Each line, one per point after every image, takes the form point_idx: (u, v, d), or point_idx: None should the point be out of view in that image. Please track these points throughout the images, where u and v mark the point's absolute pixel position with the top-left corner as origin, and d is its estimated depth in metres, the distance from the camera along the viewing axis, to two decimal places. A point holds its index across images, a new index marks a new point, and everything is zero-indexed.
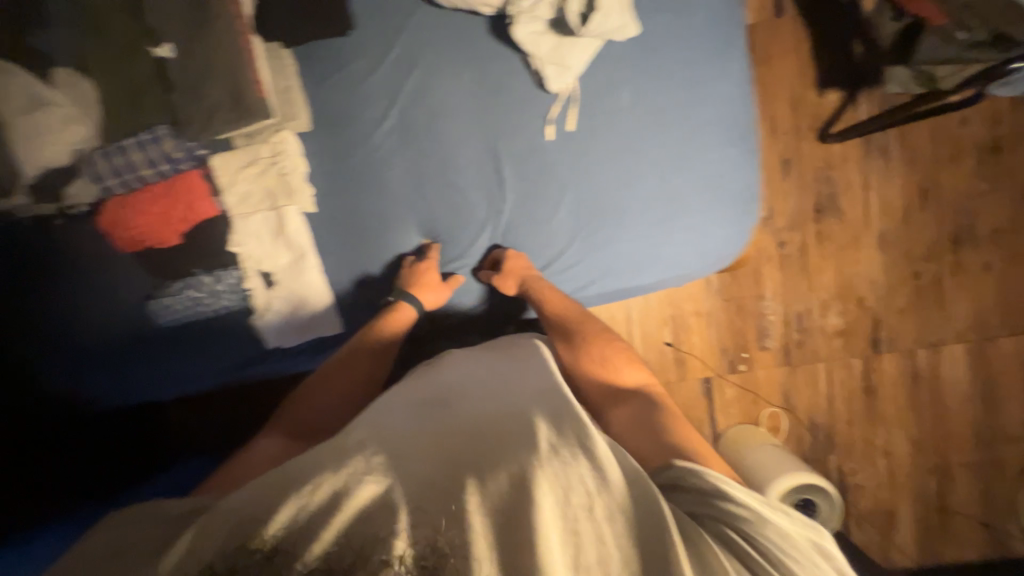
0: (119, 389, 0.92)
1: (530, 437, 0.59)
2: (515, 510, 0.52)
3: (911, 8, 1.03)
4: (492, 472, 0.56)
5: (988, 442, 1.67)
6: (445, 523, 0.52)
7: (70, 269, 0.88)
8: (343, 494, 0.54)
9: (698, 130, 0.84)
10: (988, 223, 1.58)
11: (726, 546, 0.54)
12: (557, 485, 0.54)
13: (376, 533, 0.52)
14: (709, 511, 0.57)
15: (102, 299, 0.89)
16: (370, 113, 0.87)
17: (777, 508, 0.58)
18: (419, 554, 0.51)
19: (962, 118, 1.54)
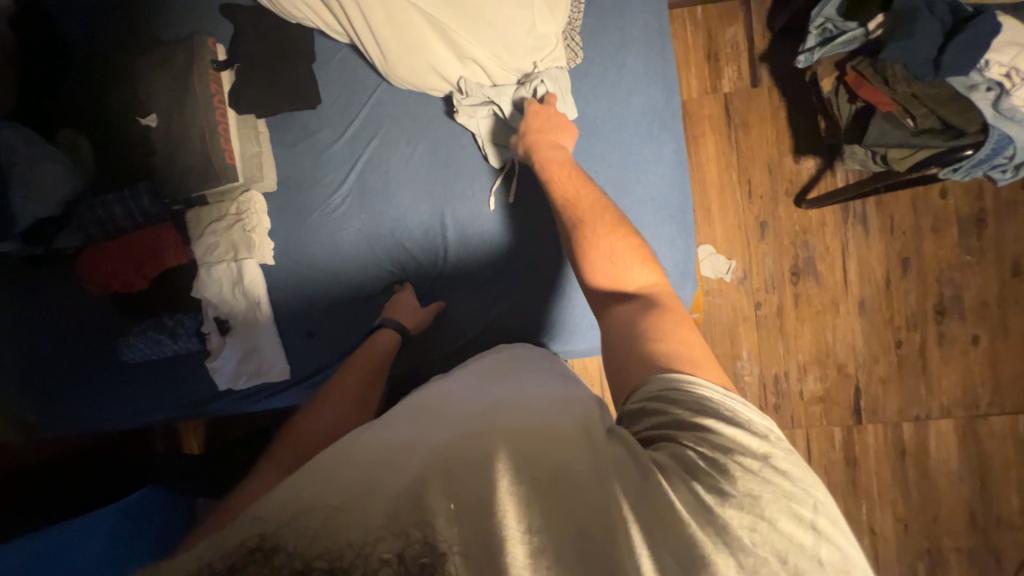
0: (80, 418, 0.97)
1: (498, 426, 0.50)
2: (488, 499, 0.42)
3: (863, 93, 1.05)
4: (456, 457, 0.46)
5: (982, 527, 1.57)
6: (407, 510, 0.41)
7: (49, 305, 0.96)
8: (293, 503, 0.42)
9: (633, 207, 0.87)
10: (974, 295, 1.54)
11: (678, 457, 0.47)
12: (530, 469, 0.45)
13: (332, 541, 0.39)
14: (678, 430, 0.49)
15: (77, 334, 0.97)
16: (331, 176, 0.95)
17: (743, 407, 0.51)
18: (383, 552, 0.38)
19: (943, 189, 1.53)
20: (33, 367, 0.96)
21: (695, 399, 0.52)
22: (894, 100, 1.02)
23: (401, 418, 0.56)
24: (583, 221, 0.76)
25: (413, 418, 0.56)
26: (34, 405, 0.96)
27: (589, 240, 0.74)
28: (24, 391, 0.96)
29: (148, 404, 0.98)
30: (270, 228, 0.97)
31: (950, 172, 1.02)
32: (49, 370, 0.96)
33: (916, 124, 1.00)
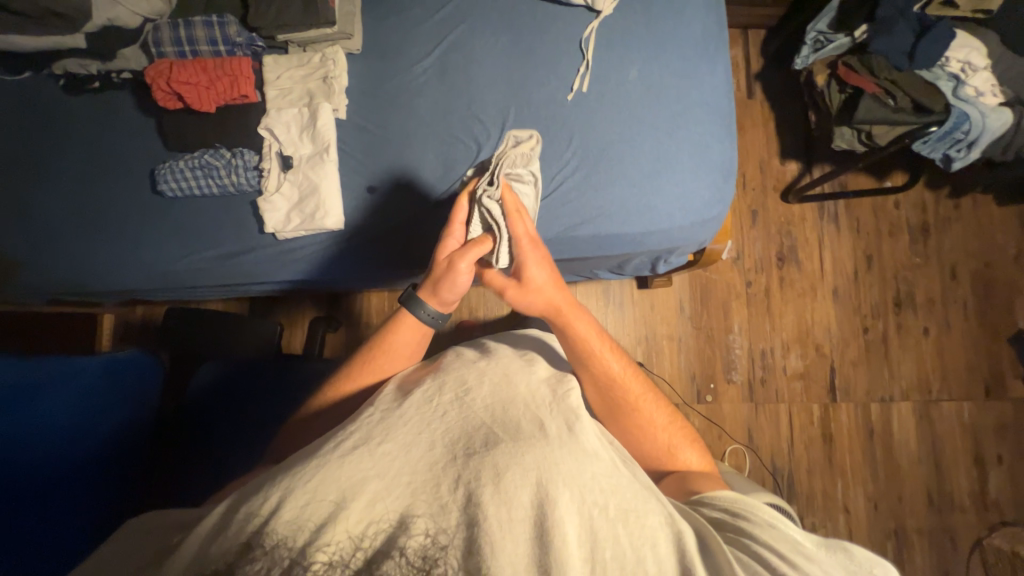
0: (115, 258, 0.97)
1: (545, 433, 0.57)
2: (538, 508, 0.49)
3: (852, 81, 1.29)
4: (507, 466, 0.52)
5: (940, 509, 1.69)
6: (454, 524, 0.49)
7: (106, 129, 0.98)
8: (349, 492, 0.49)
9: (690, 108, 0.99)
10: (923, 292, 1.79)
11: (742, 548, 0.53)
12: (575, 485, 0.52)
13: (382, 533, 0.48)
14: (749, 528, 0.55)
15: (131, 168, 0.98)
16: (415, 49, 1.01)
17: (836, 547, 0.53)
18: (422, 549, 0.47)
19: (896, 202, 1.82)
20: (80, 198, 0.97)
21: (777, 518, 0.56)
22: (879, 85, 1.26)
23: (436, 422, 0.59)
24: (630, 408, 0.76)
25: (447, 422, 0.59)
26: (76, 236, 0.97)
27: (633, 416, 0.75)
28: (64, 225, 0.97)
29: (188, 242, 0.96)
30: (347, 85, 0.99)
31: (922, 145, 1.30)
32: (95, 201, 0.97)
33: (896, 103, 1.24)
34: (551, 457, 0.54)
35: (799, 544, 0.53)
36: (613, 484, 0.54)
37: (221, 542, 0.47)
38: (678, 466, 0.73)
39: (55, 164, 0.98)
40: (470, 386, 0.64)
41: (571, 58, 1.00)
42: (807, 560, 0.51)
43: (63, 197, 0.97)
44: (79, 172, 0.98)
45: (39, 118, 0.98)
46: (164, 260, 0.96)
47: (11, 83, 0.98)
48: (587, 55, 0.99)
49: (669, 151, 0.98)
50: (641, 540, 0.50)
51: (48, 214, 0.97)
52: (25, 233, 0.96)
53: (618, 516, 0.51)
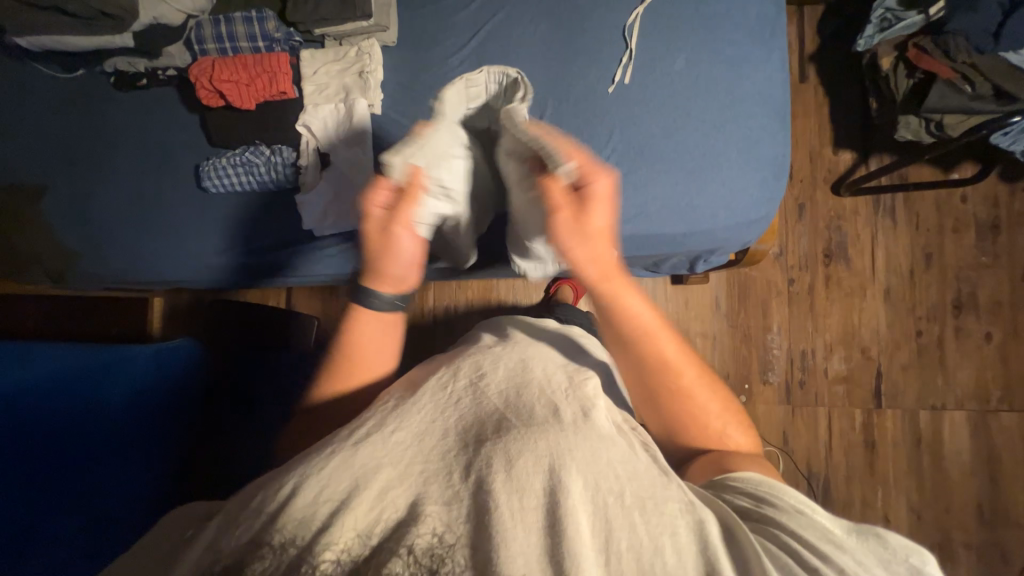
0: (162, 251, 1.01)
1: (557, 420, 0.58)
2: (549, 497, 0.51)
3: (923, 64, 1.18)
4: (519, 452, 0.54)
5: (991, 524, 1.59)
6: (466, 510, 0.51)
7: (153, 126, 1.01)
8: (364, 481, 0.52)
9: (741, 99, 0.93)
10: (988, 294, 1.65)
11: (767, 535, 0.53)
12: (587, 471, 0.53)
13: (399, 518, 0.51)
14: (774, 515, 0.55)
15: (176, 164, 1.01)
16: (451, 40, 0.98)
17: (868, 536, 0.53)
18: (429, 542, 0.49)
19: (964, 195, 1.67)
20: (128, 193, 1.01)
21: (803, 503, 0.57)
22: (954, 70, 1.14)
23: (450, 407, 0.62)
24: (678, 396, 0.72)
25: (461, 409, 0.62)
26: (127, 230, 1.02)
27: (682, 399, 0.72)
28: (115, 219, 1.02)
29: (230, 236, 0.99)
30: (382, 80, 0.98)
31: (1000, 137, 1.20)
32: (144, 195, 1.01)
33: (974, 90, 1.13)
34: (566, 443, 0.55)
35: (828, 532, 0.53)
36: (630, 471, 0.55)
37: (240, 530, 0.51)
38: (731, 447, 0.72)
39: (106, 160, 1.02)
40: (484, 370, 0.66)
41: (613, 47, 0.95)
42: (836, 548, 0.50)
43: (114, 192, 1.02)
44: (127, 168, 1.02)
45: (94, 115, 1.02)
46: (208, 252, 1.00)
47: (67, 81, 1.02)
48: (630, 44, 0.94)
49: (717, 145, 0.92)
50: (659, 528, 0.50)
51: (102, 208, 1.02)
52: (82, 227, 1.02)
53: (633, 504, 0.52)
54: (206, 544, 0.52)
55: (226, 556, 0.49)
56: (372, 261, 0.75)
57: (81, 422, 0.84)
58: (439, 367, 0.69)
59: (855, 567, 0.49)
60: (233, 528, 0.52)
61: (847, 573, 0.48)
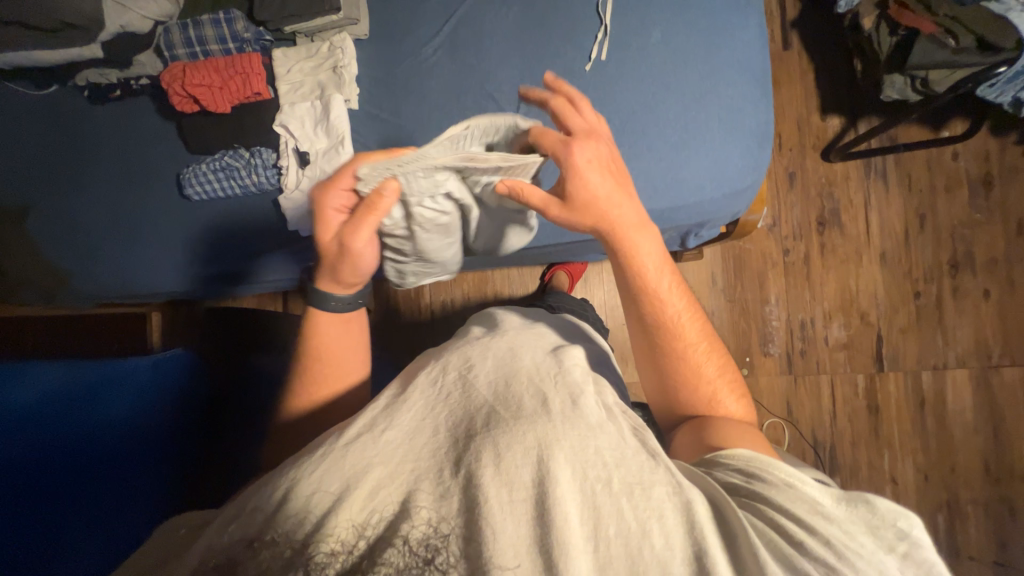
0: (151, 264, 1.01)
1: (546, 411, 0.59)
2: (540, 488, 0.52)
3: (906, 21, 1.17)
4: (507, 445, 0.55)
5: (999, 479, 1.60)
6: (457, 505, 0.52)
7: (131, 139, 1.00)
8: (353, 482, 0.53)
9: (720, 68, 0.91)
10: (984, 251, 1.65)
11: (756, 513, 0.53)
12: (576, 460, 0.54)
13: (389, 515, 0.52)
14: (762, 492, 0.56)
15: (157, 175, 1.00)
16: (423, 29, 0.97)
17: (858, 500, 0.52)
18: (422, 535, 0.50)
19: (955, 153, 1.66)
20: (111, 208, 1.01)
21: (792, 475, 0.56)
22: (937, 24, 1.13)
23: (440, 400, 0.63)
24: (673, 343, 0.77)
25: (450, 404, 0.63)
26: (113, 245, 1.01)
27: (678, 345, 0.77)
28: (100, 235, 1.01)
29: (218, 243, 0.99)
30: (357, 75, 0.97)
31: (987, 89, 1.19)
32: (128, 208, 1.01)
33: (957, 43, 1.11)
34: (553, 433, 0.56)
35: (816, 504, 0.53)
36: (618, 457, 0.56)
37: (234, 531, 0.51)
38: (719, 414, 0.74)
39: (87, 176, 1.01)
40: (474, 363, 0.69)
41: (588, 24, 0.94)
42: (824, 519, 0.51)
43: (97, 208, 1.01)
44: (108, 183, 1.01)
45: (70, 131, 1.01)
46: (198, 260, 1.00)
47: (41, 99, 1.02)
48: (605, 20, 0.93)
49: (699, 117, 0.91)
50: (647, 512, 0.51)
51: (86, 224, 1.01)
52: (68, 245, 1.01)
53: (622, 490, 0.53)
54: (200, 547, 0.52)
55: (219, 551, 0.50)
56: (328, 265, 0.71)
57: (82, 433, 0.83)
58: (429, 365, 0.71)
59: (841, 537, 0.50)
60: (231, 528, 0.52)
61: (835, 544, 0.49)
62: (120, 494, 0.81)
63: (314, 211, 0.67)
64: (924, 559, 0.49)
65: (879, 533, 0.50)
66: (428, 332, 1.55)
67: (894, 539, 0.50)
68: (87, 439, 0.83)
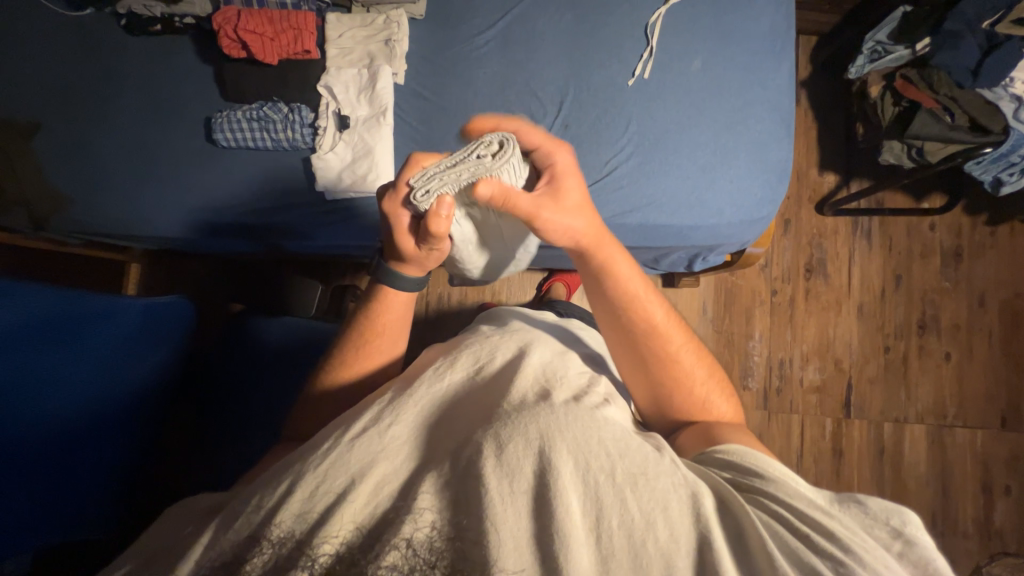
0: (159, 206, 0.97)
1: (549, 404, 0.58)
2: (541, 482, 0.50)
3: (909, 93, 1.28)
4: (509, 435, 0.54)
5: (942, 532, 1.69)
6: (459, 501, 0.51)
7: (164, 75, 0.98)
8: (353, 483, 0.51)
9: (752, 102, 0.98)
10: (949, 317, 1.78)
11: (758, 507, 0.55)
12: (578, 452, 0.53)
13: (389, 514, 0.51)
14: (761, 484, 0.58)
15: (184, 116, 0.98)
16: (477, 20, 0.99)
17: (851, 500, 0.55)
18: (428, 537, 0.49)
19: (932, 223, 1.80)
20: (129, 142, 0.97)
21: (787, 473, 0.59)
22: (938, 101, 1.24)
23: (447, 397, 0.64)
24: (666, 357, 0.76)
25: (454, 403, 0.63)
26: (121, 181, 0.97)
27: (670, 359, 0.76)
28: (111, 169, 0.97)
29: (238, 194, 0.96)
30: (407, 52, 0.98)
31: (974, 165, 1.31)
32: (147, 144, 0.97)
33: (953, 120, 1.23)
34: (555, 424, 0.55)
35: (813, 500, 0.55)
36: (621, 447, 0.56)
37: (237, 530, 0.50)
38: (714, 417, 0.76)
39: (108, 104, 0.98)
40: (483, 361, 0.69)
41: (635, 42, 0.99)
42: (825, 514, 0.53)
43: (114, 139, 0.97)
44: (131, 115, 0.98)
45: (99, 57, 0.98)
46: (212, 207, 0.97)
47: (75, 20, 0.99)
48: (652, 42, 0.98)
49: (728, 144, 0.97)
50: (652, 503, 0.51)
51: (98, 154, 0.97)
52: (75, 172, 0.97)
53: (625, 480, 0.52)
54: (205, 543, 0.50)
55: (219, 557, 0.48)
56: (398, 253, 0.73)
57: (63, 377, 0.78)
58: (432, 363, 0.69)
59: (846, 532, 0.51)
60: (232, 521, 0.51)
61: (838, 536, 0.50)
62: (101, 450, 0.81)
63: (386, 207, 0.66)
64: (923, 556, 0.50)
65: (877, 530, 0.52)
66: (423, 321, 1.54)
67: (889, 537, 0.52)
68: (66, 382, 0.78)
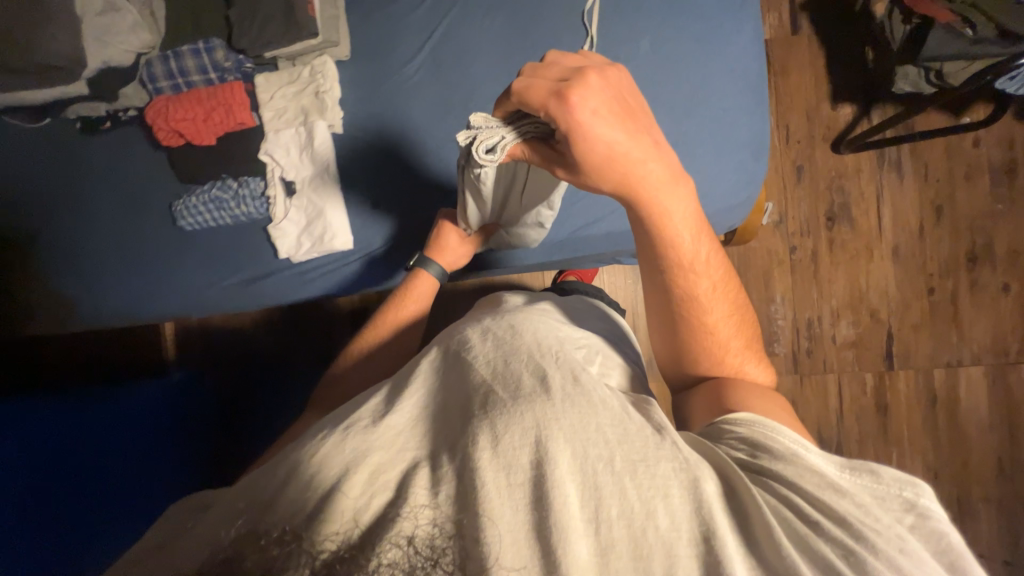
0: (150, 295, 1.02)
1: (545, 385, 0.52)
2: (538, 469, 0.46)
3: (919, 8, 1.09)
4: (505, 423, 0.49)
5: (1012, 475, 1.57)
6: (455, 499, 0.46)
7: (126, 173, 1.02)
8: (345, 473, 0.46)
9: (713, 77, 0.88)
10: (1006, 242, 1.57)
11: (762, 487, 0.50)
12: (575, 438, 0.49)
13: (383, 512, 0.44)
14: (766, 463, 0.52)
15: (153, 207, 1.02)
16: (400, 48, 0.94)
17: (867, 470, 0.50)
18: (428, 535, 0.43)
19: (976, 139, 1.57)
20: (113, 241, 1.03)
21: (796, 443, 0.53)
22: (954, 11, 1.04)
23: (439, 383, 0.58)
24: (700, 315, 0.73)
25: (448, 386, 0.57)
26: (114, 279, 1.03)
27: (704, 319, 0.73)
28: (105, 269, 1.04)
29: (214, 276, 1.00)
30: (340, 97, 0.95)
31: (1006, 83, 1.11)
32: (129, 239, 1.03)
33: (975, 33, 1.03)
34: (551, 411, 0.49)
35: (825, 476, 0.49)
36: (620, 434, 0.50)
37: (222, 523, 0.46)
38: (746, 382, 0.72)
39: (84, 210, 1.03)
40: (465, 344, 0.61)
41: (572, 33, 0.90)
42: (835, 493, 0.48)
43: (99, 241, 1.03)
44: (108, 217, 1.03)
45: (66, 162, 1.03)
46: (195, 288, 1.00)
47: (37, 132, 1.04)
48: (591, 29, 0.88)
49: (689, 130, 0.88)
50: (651, 491, 0.46)
51: (89, 258, 1.04)
52: (71, 277, 1.04)
53: (624, 469, 0.47)
54: (208, 526, 0.47)
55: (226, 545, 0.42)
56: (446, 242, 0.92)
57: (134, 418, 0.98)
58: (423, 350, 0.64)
59: (856, 513, 0.46)
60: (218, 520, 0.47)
61: (847, 520, 0.46)
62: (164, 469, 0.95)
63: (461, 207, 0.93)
64: (936, 530, 0.46)
65: (892, 506, 0.48)
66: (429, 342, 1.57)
67: (902, 511, 0.47)
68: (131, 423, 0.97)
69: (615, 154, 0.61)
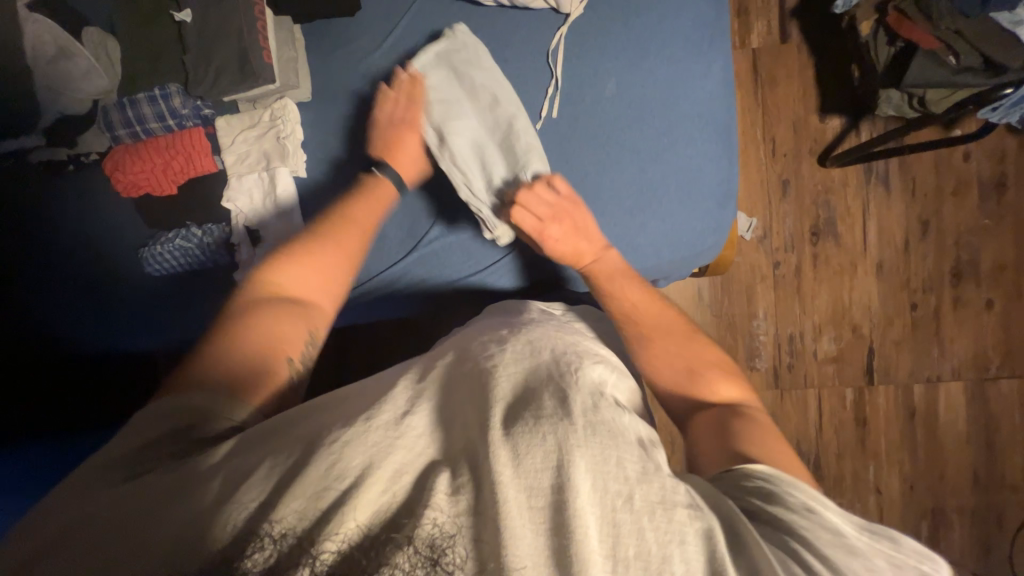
0: (116, 335, 0.98)
1: (570, 406, 0.51)
2: (557, 491, 0.45)
3: (903, 31, 1.06)
4: (527, 444, 0.48)
5: (985, 488, 1.59)
6: (469, 513, 0.46)
7: (75, 216, 0.96)
8: (367, 471, 0.47)
9: (677, 124, 0.92)
10: (992, 258, 1.56)
11: (776, 543, 0.48)
12: (597, 465, 0.47)
13: (402, 516, 0.46)
14: (778, 516, 0.51)
15: (112, 249, 0.97)
16: (366, 91, 0.95)
17: (893, 543, 0.50)
18: (432, 540, 0.45)
19: (965, 154, 1.55)
20: (66, 284, 0.97)
21: (811, 500, 0.52)
22: (937, 37, 1.02)
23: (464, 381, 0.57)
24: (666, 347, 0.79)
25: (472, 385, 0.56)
26: (68, 324, 0.97)
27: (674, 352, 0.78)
28: (56, 311, 0.96)
29: (182, 320, 0.98)
30: (303, 140, 0.95)
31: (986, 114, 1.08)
32: (88, 280, 0.98)
33: (958, 62, 1.01)
34: (575, 436, 0.48)
35: (845, 538, 0.49)
36: (642, 472, 0.48)
37: (237, 500, 0.47)
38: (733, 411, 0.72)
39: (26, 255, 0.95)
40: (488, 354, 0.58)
41: (540, 77, 0.93)
42: (848, 554, 0.48)
43: (48, 284, 0.97)
44: (58, 261, 0.97)
45: None
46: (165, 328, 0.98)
47: None
48: (557, 74, 0.92)
49: (654, 177, 0.92)
50: (667, 537, 0.45)
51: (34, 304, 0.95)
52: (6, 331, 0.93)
53: (643, 508, 0.46)
54: (224, 489, 0.48)
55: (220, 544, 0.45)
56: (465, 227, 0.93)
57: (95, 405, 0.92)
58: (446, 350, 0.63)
59: None
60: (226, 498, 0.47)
61: None
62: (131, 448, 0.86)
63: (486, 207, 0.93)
64: None
65: None
66: None
67: None
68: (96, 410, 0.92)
69: (566, 251, 0.85)
